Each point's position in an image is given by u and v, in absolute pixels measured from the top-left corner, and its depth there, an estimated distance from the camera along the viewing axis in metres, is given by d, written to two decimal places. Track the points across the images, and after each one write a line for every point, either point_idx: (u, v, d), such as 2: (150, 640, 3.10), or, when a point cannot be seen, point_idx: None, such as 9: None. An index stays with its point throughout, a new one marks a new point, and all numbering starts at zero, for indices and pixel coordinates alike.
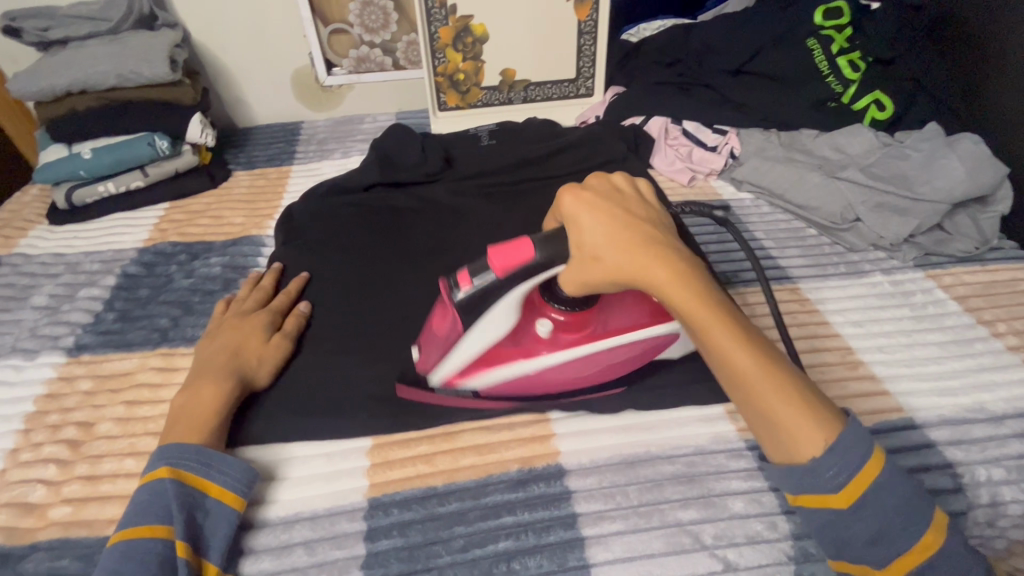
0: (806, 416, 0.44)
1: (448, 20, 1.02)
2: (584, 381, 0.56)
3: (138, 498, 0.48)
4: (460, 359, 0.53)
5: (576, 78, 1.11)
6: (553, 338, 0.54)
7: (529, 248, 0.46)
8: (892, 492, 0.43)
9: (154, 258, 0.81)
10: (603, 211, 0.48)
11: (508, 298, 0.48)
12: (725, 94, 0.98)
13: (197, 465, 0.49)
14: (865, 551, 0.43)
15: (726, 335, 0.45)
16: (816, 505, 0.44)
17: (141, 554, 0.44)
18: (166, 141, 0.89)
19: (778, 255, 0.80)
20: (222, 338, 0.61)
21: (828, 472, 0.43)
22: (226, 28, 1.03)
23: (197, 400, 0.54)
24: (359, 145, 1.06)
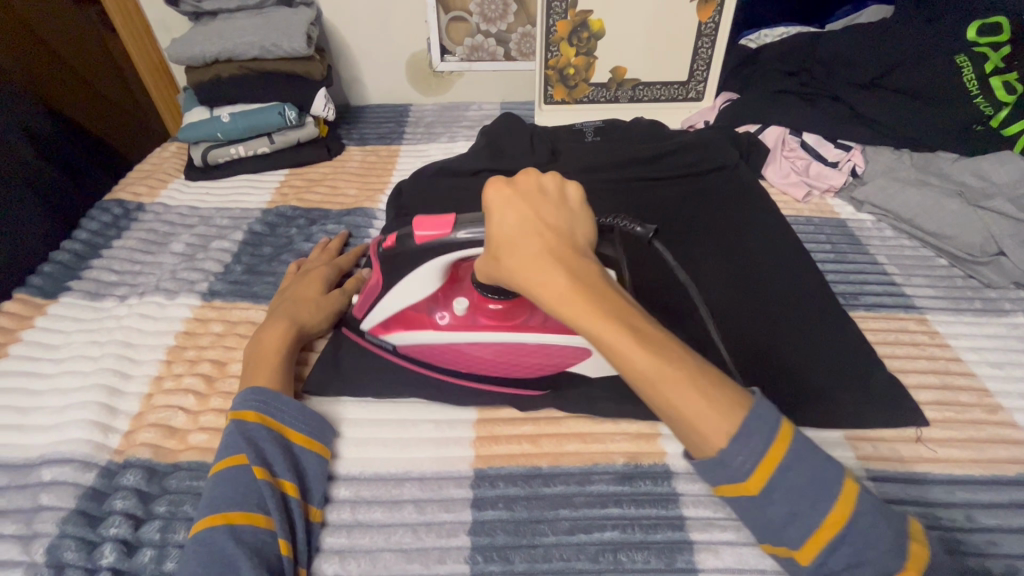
0: (710, 409, 0.41)
1: (567, 15, 1.03)
2: (481, 369, 0.59)
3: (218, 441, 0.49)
4: (384, 310, 0.58)
5: (687, 81, 1.09)
6: (470, 317, 0.57)
7: (450, 225, 0.51)
8: (800, 472, 0.41)
9: (277, 220, 0.86)
10: (508, 215, 0.48)
11: (430, 265, 0.53)
12: (857, 108, 0.92)
13: (261, 403, 0.51)
14: (779, 531, 0.42)
15: (618, 332, 0.43)
16: (731, 493, 0.43)
17: (231, 480, 0.46)
18: (294, 112, 0.95)
19: (903, 283, 0.75)
20: (285, 292, 0.65)
21: (736, 463, 0.41)
22: (355, 10, 1.09)
23: (265, 340, 0.58)
24: (465, 131, 1.08)
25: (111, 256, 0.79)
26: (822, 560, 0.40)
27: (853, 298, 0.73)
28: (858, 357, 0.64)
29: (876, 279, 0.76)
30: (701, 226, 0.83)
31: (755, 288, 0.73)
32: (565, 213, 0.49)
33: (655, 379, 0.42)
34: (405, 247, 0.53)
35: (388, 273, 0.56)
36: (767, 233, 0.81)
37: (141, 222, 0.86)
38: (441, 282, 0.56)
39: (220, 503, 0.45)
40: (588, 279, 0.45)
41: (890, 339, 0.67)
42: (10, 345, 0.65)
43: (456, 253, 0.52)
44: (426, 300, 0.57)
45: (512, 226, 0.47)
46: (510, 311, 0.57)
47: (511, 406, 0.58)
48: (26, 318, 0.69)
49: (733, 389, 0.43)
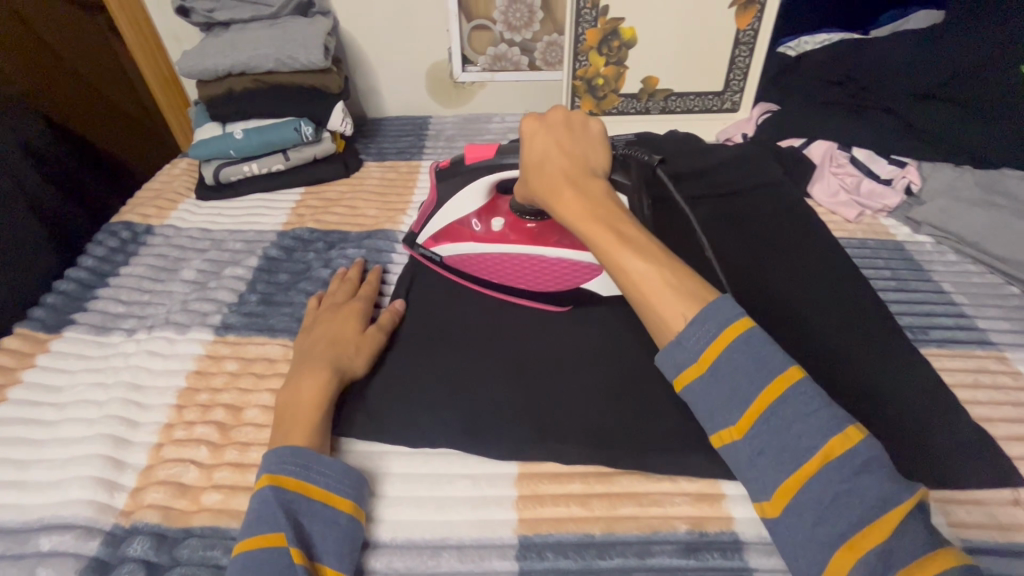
0: (669, 296, 0.47)
1: (596, 22, 0.97)
2: (510, 280, 0.67)
3: (249, 513, 0.44)
4: (437, 223, 0.69)
5: (723, 92, 1.03)
6: (504, 233, 0.67)
7: (494, 149, 0.63)
8: (745, 351, 0.44)
9: (293, 243, 0.81)
10: (537, 140, 0.58)
11: (476, 183, 0.65)
12: (912, 121, 0.86)
13: (299, 468, 0.46)
14: (719, 412, 0.44)
15: (603, 228, 0.51)
16: (689, 378, 0.46)
17: (263, 566, 0.41)
18: (311, 128, 0.90)
19: (975, 314, 0.69)
20: (315, 331, 0.60)
21: (688, 341, 0.45)
22: (373, 19, 1.04)
23: (301, 392, 0.52)
24: (488, 146, 1.03)
25: (118, 284, 0.74)
26: (754, 435, 0.42)
27: (922, 331, 0.67)
28: (936, 401, 0.57)
29: (944, 309, 0.70)
30: (750, 249, 0.77)
31: (816, 318, 0.66)
32: (586, 145, 0.58)
33: (629, 268, 0.49)
34: (457, 167, 0.64)
35: (442, 191, 0.67)
36: (824, 258, 0.75)
37: (150, 246, 0.81)
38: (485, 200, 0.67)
39: None
40: (590, 190, 0.54)
41: (968, 381, 0.61)
42: (9, 387, 0.60)
43: (497, 172, 0.63)
44: (470, 215, 0.68)
45: (538, 148, 0.58)
46: (543, 232, 0.67)
47: (553, 455, 0.52)
48: (28, 357, 0.64)
49: (699, 287, 0.48)
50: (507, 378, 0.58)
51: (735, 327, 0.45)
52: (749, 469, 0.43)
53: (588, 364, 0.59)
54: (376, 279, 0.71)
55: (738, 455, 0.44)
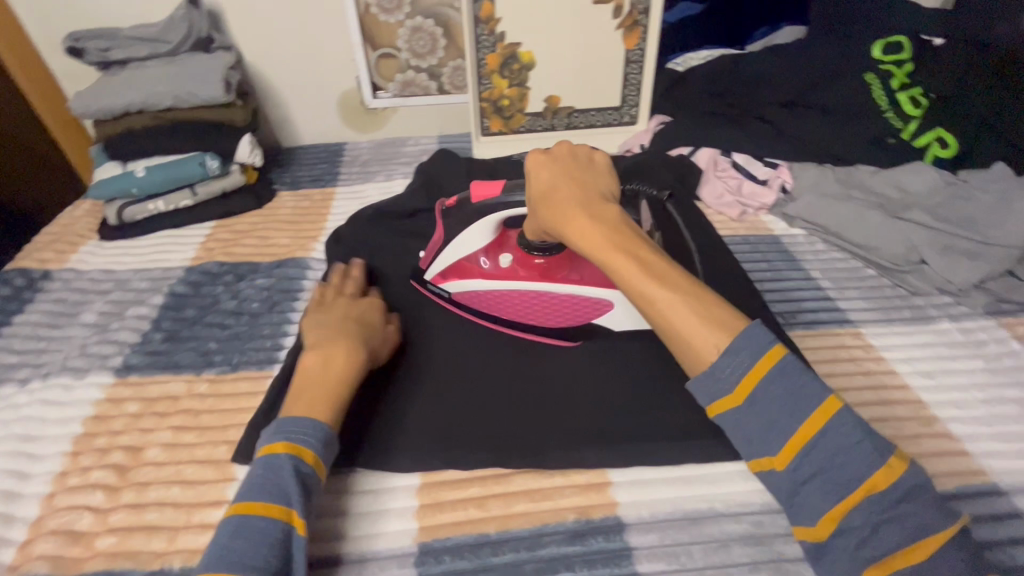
0: (701, 327, 0.47)
1: (495, 48, 1.03)
2: (520, 318, 0.69)
3: (251, 475, 0.47)
4: (444, 261, 0.70)
5: (620, 106, 1.10)
6: (513, 269, 0.68)
7: (501, 186, 0.65)
8: (781, 384, 0.45)
9: (201, 278, 0.81)
10: (544, 169, 0.58)
11: (483, 220, 0.66)
12: (781, 127, 0.95)
13: (318, 445, 0.48)
14: (758, 441, 0.46)
15: (625, 256, 0.50)
16: (724, 408, 0.47)
17: (257, 533, 0.43)
18: (216, 162, 0.91)
19: (837, 297, 0.77)
20: (338, 312, 0.61)
21: (724, 371, 0.46)
22: (279, 51, 1.05)
23: (330, 367, 0.53)
24: (402, 169, 1.06)
25: (11, 334, 0.72)
26: (797, 466, 0.44)
27: (792, 316, 0.74)
28: None
29: (810, 295, 0.78)
30: None
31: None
32: (596, 173, 0.59)
33: (655, 299, 0.49)
34: (466, 206, 0.67)
35: (449, 229, 0.69)
36: (713, 257, 0.81)
37: (48, 292, 0.79)
38: (492, 236, 0.68)
39: (244, 558, 0.42)
40: (605, 216, 0.54)
41: (827, 357, 0.68)
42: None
43: (505, 209, 0.65)
44: (478, 251, 0.69)
45: (548, 178, 0.57)
46: (553, 266, 0.67)
47: (451, 463, 0.55)
48: None
49: (726, 312, 0.48)
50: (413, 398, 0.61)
51: (770, 355, 0.45)
52: (791, 497, 0.45)
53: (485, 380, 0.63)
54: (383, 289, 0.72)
55: (777, 482, 0.45)
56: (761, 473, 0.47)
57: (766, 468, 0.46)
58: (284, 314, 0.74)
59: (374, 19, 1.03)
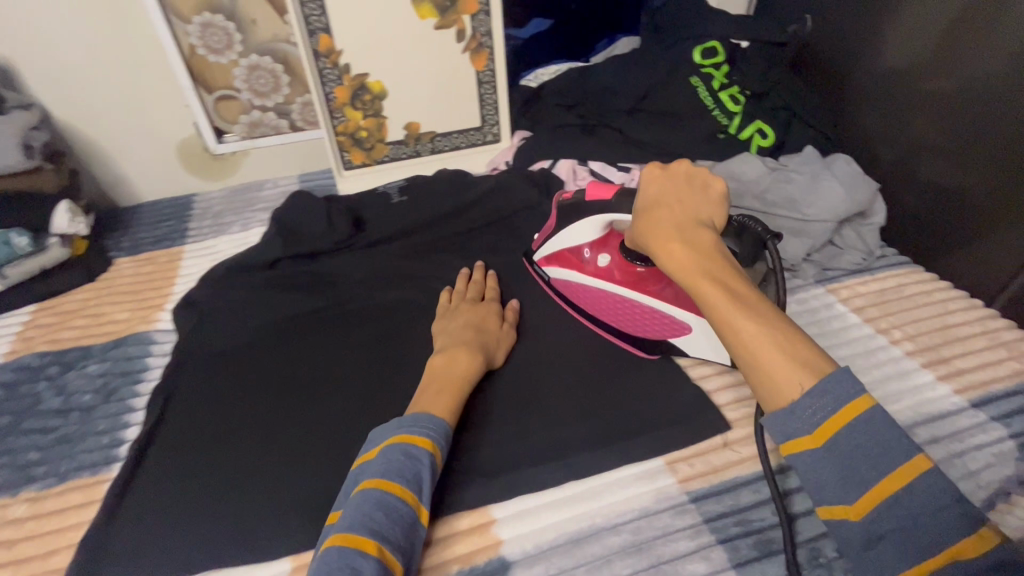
0: (787, 363, 0.44)
1: (342, 80, 0.99)
2: (597, 316, 0.72)
3: (386, 457, 0.51)
4: (552, 248, 0.74)
5: (482, 126, 1.11)
6: (608, 270, 0.70)
7: (614, 190, 0.64)
8: (866, 433, 0.41)
9: (17, 375, 0.70)
10: (658, 182, 0.59)
11: (592, 219, 0.67)
12: (629, 134, 1.01)
13: (440, 445, 0.54)
14: (834, 489, 0.42)
15: (713, 282, 0.50)
16: (796, 448, 0.43)
17: (395, 509, 0.47)
18: (26, 237, 0.79)
19: None
20: (461, 316, 0.69)
21: (806, 411, 0.43)
22: (94, 103, 0.95)
23: (453, 363, 0.62)
24: (260, 215, 0.99)
25: None
26: (874, 519, 0.40)
27: None
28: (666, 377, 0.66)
29: None
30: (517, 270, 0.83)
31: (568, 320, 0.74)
32: (701, 197, 0.58)
33: (738, 327, 0.47)
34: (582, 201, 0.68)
35: (561, 220, 0.73)
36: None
37: None
38: (599, 235, 0.69)
39: (380, 529, 0.45)
40: (701, 242, 0.53)
41: None
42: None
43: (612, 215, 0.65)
44: (583, 245, 0.72)
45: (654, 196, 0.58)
46: (650, 277, 0.68)
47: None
48: None
49: (819, 358, 0.45)
50: (290, 473, 0.59)
51: (858, 404, 0.42)
52: (862, 552, 0.41)
53: (366, 435, 0.62)
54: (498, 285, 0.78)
55: (850, 535, 0.42)
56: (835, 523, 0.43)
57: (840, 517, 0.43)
58: (124, 403, 0.66)
59: (202, 60, 0.96)
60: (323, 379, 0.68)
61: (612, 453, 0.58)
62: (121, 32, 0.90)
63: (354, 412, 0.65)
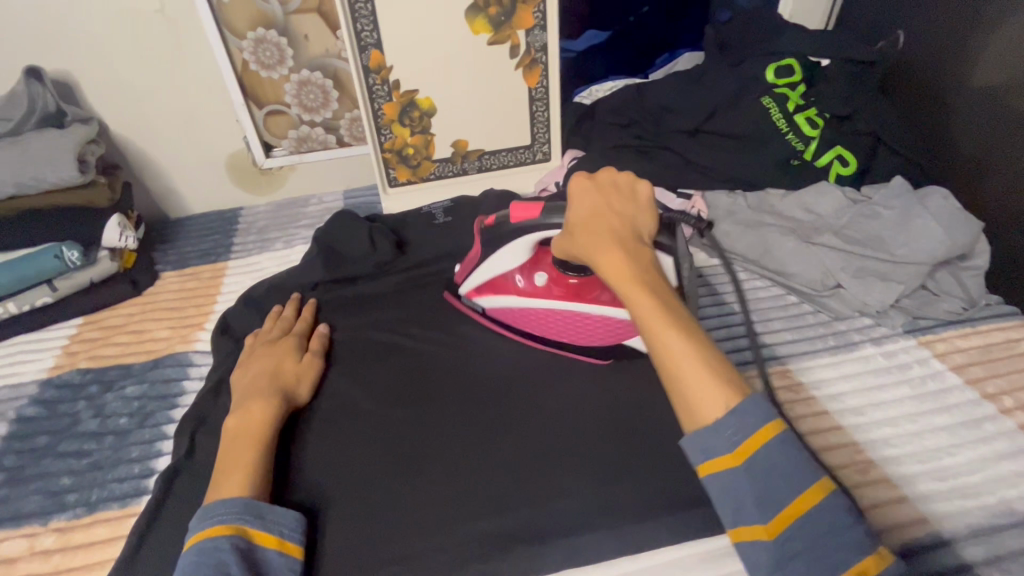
0: (713, 385, 0.48)
1: (391, 97, 0.97)
2: (550, 333, 0.71)
3: (185, 561, 0.47)
4: (479, 279, 0.72)
5: (532, 144, 1.06)
6: (547, 287, 0.69)
7: (540, 210, 0.63)
8: (780, 455, 0.46)
9: (59, 392, 0.69)
10: (589, 195, 0.58)
11: (520, 241, 0.65)
12: (689, 156, 0.94)
13: (250, 517, 0.50)
14: (746, 509, 0.47)
15: (653, 303, 0.52)
16: (717, 468, 0.47)
17: None
18: (76, 252, 0.79)
19: (763, 330, 0.75)
20: (257, 360, 0.65)
21: (727, 431, 0.47)
22: (149, 117, 0.95)
23: (248, 419, 0.58)
24: (304, 232, 0.97)
25: None
26: (787, 538, 0.45)
27: None
28: None
29: None
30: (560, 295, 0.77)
31: (625, 366, 0.69)
32: (635, 207, 0.58)
33: (672, 346, 0.50)
34: (503, 225, 0.65)
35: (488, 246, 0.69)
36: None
37: None
38: (528, 256, 0.68)
39: None
40: (641, 260, 0.55)
41: None
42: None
43: (545, 230, 0.63)
44: (513, 270, 0.70)
45: (594, 209, 0.57)
46: (585, 285, 0.68)
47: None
48: None
49: (736, 378, 0.50)
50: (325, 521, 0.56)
51: (771, 428, 0.47)
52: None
53: (411, 482, 0.59)
54: (312, 313, 0.75)
55: (761, 557, 0.46)
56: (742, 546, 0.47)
57: (750, 536, 0.46)
58: (157, 429, 0.64)
59: (254, 76, 0.95)
60: (357, 417, 0.65)
61: (674, 530, 0.55)
62: (175, 47, 0.90)
63: (395, 446, 0.62)
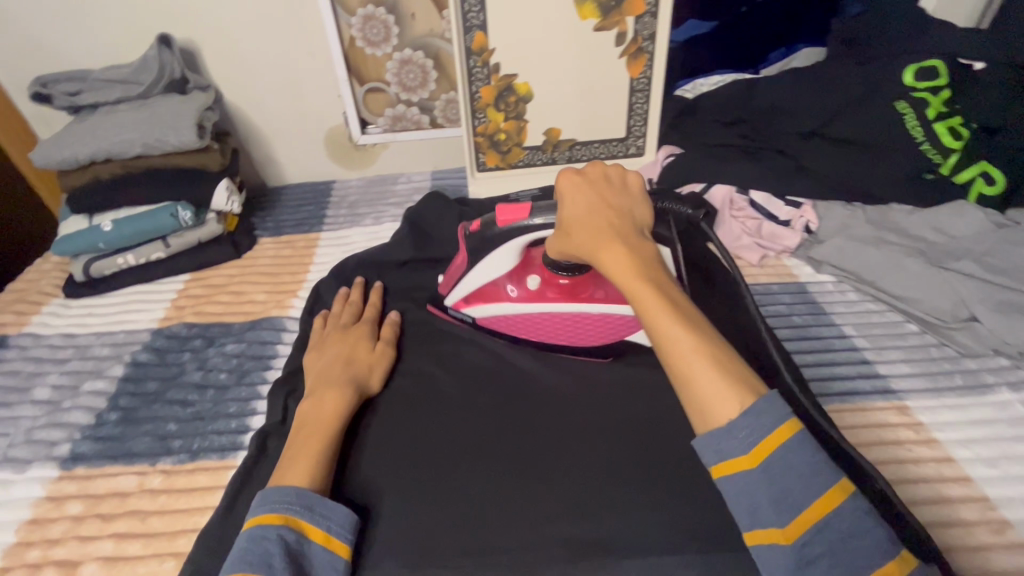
0: (721, 384, 0.45)
1: (490, 80, 0.95)
2: (546, 338, 0.69)
3: (237, 546, 0.47)
4: (466, 288, 0.69)
5: (626, 137, 1.02)
6: (541, 293, 0.67)
7: (527, 211, 0.60)
8: (800, 456, 0.43)
9: (167, 343, 0.74)
10: (580, 189, 0.55)
11: (509, 245, 0.63)
12: (802, 162, 0.87)
13: (302, 509, 0.49)
14: (764, 509, 0.43)
15: (656, 296, 0.49)
16: (733, 472, 0.44)
17: None
18: (189, 212, 0.85)
19: (876, 359, 0.69)
20: (331, 348, 0.65)
21: (741, 434, 0.44)
22: (260, 88, 0.99)
23: (321, 408, 0.58)
24: (392, 210, 0.99)
25: None
26: (808, 542, 0.41)
27: (826, 384, 0.66)
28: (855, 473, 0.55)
29: (852, 361, 0.68)
30: None
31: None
32: (630, 198, 0.56)
33: (678, 342, 0.47)
34: (487, 231, 0.63)
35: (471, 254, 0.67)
36: (736, 316, 0.72)
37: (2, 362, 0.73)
38: (516, 261, 0.66)
39: None
40: (641, 250, 0.52)
41: (872, 438, 0.60)
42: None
43: (531, 233, 0.61)
44: (503, 278, 0.67)
45: (583, 200, 0.55)
46: (579, 285, 0.67)
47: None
48: None
49: (747, 374, 0.46)
50: (409, 503, 0.55)
51: (786, 429, 0.43)
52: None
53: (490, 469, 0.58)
54: (380, 299, 0.75)
55: (779, 558, 0.42)
56: (759, 546, 0.44)
57: (766, 540, 0.43)
58: (252, 388, 0.67)
59: (359, 53, 0.97)
60: (440, 403, 0.64)
61: None
62: (290, 21, 0.93)
63: (476, 430, 0.61)
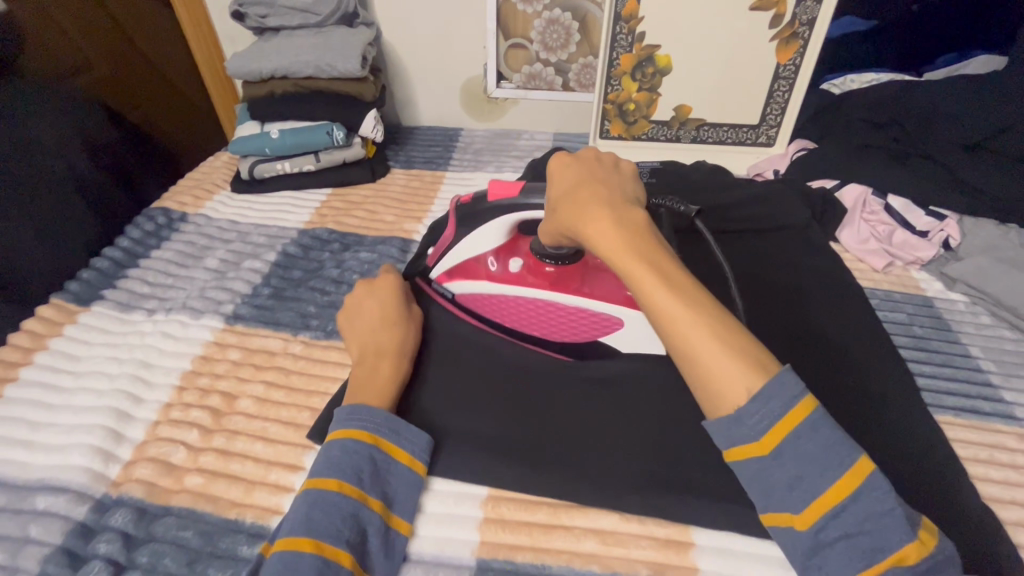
0: (728, 362, 0.42)
1: (631, 48, 0.97)
2: (516, 324, 0.67)
3: (327, 453, 0.51)
4: (452, 260, 0.67)
5: (759, 125, 1.00)
6: (522, 277, 0.65)
7: (519, 188, 0.58)
8: (813, 438, 0.41)
9: (312, 243, 0.84)
10: (568, 167, 0.52)
11: (496, 222, 0.61)
12: (955, 172, 0.81)
13: (383, 427, 0.53)
14: (780, 491, 0.42)
15: (653, 274, 0.44)
16: (743, 457, 0.43)
17: (333, 508, 0.47)
18: (342, 133, 0.94)
19: (1001, 385, 0.65)
20: (368, 310, 0.63)
21: (750, 420, 0.42)
22: (415, 32, 1.07)
23: (375, 375, 0.58)
24: (513, 162, 1.04)
25: (147, 266, 0.79)
26: (822, 527, 0.41)
27: (940, 396, 0.64)
28: (932, 464, 0.56)
29: (971, 382, 0.66)
30: (751, 289, 0.76)
31: (824, 378, 0.64)
32: (620, 175, 0.52)
33: (674, 315, 0.44)
34: (477, 205, 0.60)
35: (459, 227, 0.64)
36: (851, 325, 0.71)
37: (181, 233, 0.86)
38: (503, 240, 0.63)
39: (316, 528, 0.46)
40: (629, 219, 0.47)
41: (980, 456, 0.58)
42: (21, 368, 0.64)
43: (521, 213, 0.59)
44: (487, 252, 0.65)
45: (570, 184, 0.51)
46: (563, 277, 0.64)
47: (556, 496, 0.54)
48: (57, 325, 0.69)
49: (753, 350, 0.43)
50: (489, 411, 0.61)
51: (798, 410, 0.41)
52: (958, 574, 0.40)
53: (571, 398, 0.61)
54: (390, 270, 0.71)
55: (796, 542, 0.42)
56: (777, 528, 0.43)
57: (783, 522, 0.43)
58: None
59: (511, 8, 1.02)
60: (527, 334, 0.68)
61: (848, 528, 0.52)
62: None
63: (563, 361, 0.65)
